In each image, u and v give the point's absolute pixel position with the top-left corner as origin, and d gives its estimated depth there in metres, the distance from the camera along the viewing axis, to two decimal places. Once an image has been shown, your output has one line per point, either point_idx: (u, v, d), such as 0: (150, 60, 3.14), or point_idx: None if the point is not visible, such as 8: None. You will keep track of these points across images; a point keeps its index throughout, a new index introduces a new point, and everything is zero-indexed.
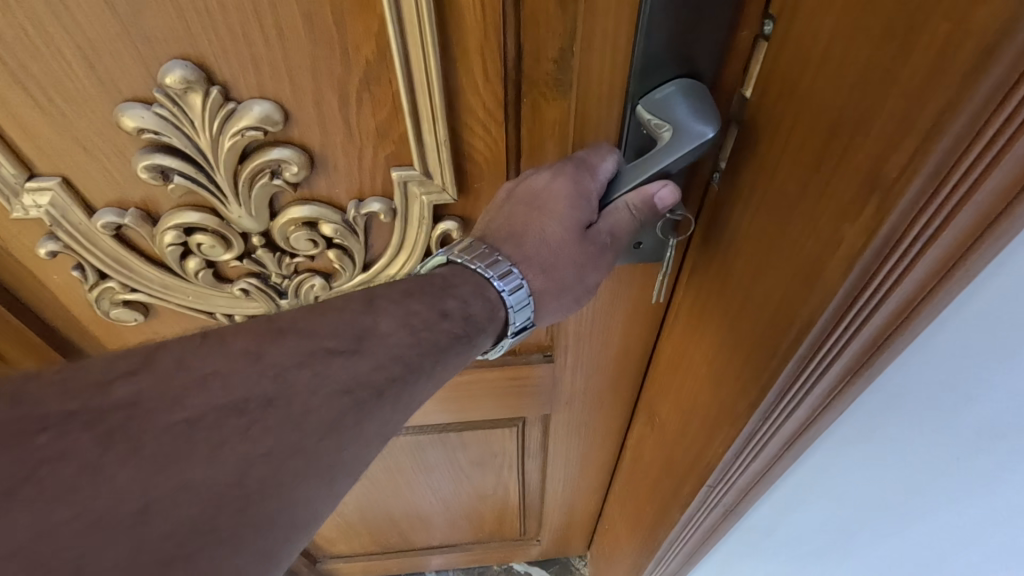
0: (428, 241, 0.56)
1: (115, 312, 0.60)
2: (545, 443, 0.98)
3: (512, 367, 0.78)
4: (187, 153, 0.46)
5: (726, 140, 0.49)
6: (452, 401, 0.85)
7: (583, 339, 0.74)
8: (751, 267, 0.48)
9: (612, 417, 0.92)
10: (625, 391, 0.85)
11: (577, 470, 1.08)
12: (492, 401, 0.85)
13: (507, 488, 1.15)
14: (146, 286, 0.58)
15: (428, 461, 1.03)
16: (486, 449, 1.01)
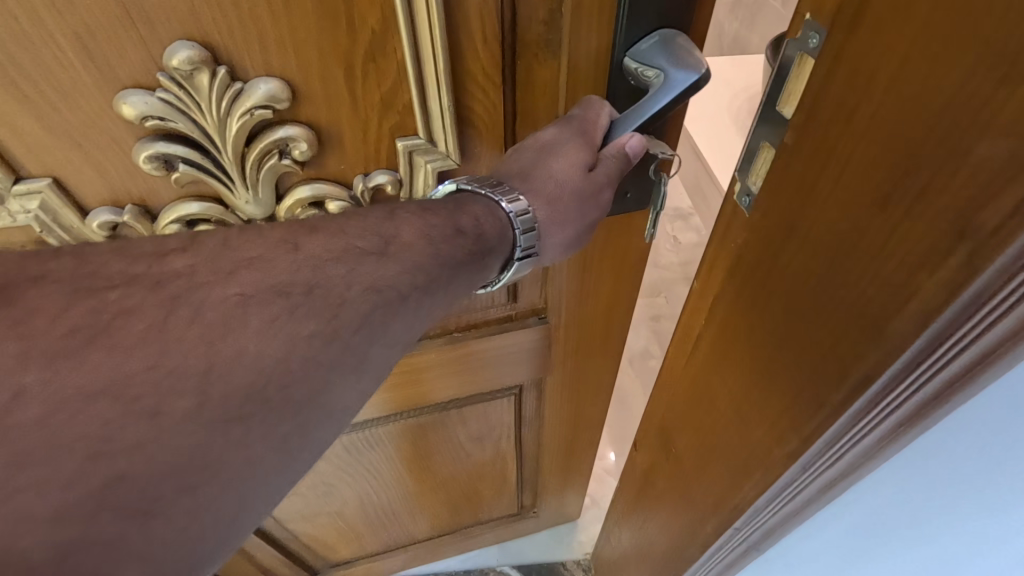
0: None
1: None
2: (541, 409, 0.99)
3: (511, 331, 0.79)
4: (193, 138, 0.43)
5: (756, 157, 0.41)
6: (454, 374, 0.85)
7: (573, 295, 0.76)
8: (779, 304, 0.41)
9: (595, 377, 0.95)
10: (603, 349, 0.89)
11: (574, 438, 1.10)
12: (492, 370, 0.86)
13: (505, 465, 1.14)
14: None
15: (426, 445, 1.01)
16: (486, 424, 1.01)
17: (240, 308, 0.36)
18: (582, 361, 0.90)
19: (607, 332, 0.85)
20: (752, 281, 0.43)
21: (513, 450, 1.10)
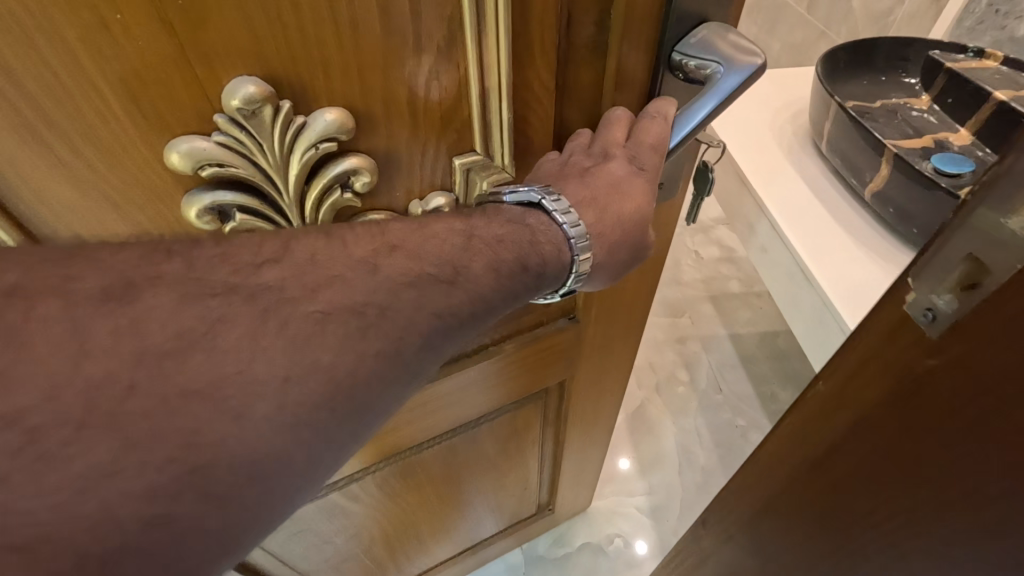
0: None
1: None
2: (562, 433, 0.79)
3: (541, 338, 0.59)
4: (247, 183, 0.32)
5: (944, 267, 0.25)
6: (447, 403, 0.59)
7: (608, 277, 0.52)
8: (976, 496, 0.27)
9: (609, 393, 0.77)
10: (618, 354, 0.70)
11: (593, 461, 0.92)
12: (515, 379, 0.63)
13: (530, 494, 0.91)
14: None
15: (412, 492, 0.72)
16: (491, 456, 0.75)
17: (321, 315, 0.27)
18: (592, 374, 0.71)
19: (626, 339, 0.68)
20: (905, 459, 0.29)
21: (524, 484, 0.86)
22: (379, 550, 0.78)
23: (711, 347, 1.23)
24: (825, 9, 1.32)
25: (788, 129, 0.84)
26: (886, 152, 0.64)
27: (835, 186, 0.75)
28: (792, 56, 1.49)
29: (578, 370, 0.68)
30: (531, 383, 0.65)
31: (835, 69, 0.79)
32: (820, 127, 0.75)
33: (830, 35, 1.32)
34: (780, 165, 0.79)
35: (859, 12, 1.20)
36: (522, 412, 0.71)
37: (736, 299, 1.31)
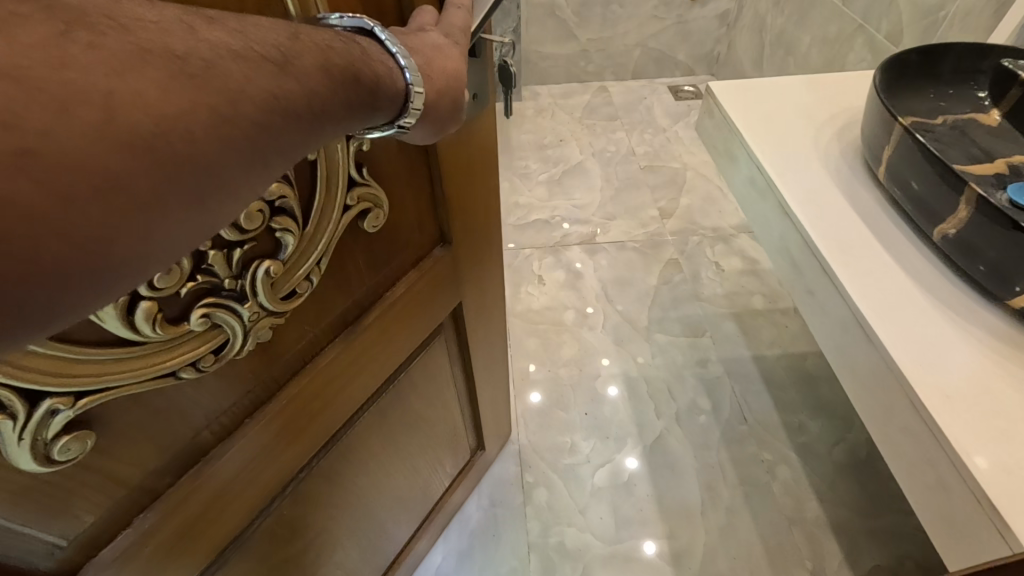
0: (344, 160, 0.41)
1: (63, 450, 0.32)
2: (469, 363, 0.78)
3: (420, 271, 0.57)
4: None
5: None
6: (357, 370, 0.56)
7: (444, 176, 0.53)
8: None
9: (487, 311, 0.77)
10: (482, 267, 0.70)
11: (503, 392, 0.93)
12: (410, 323, 0.60)
13: (460, 450, 0.89)
14: (110, 390, 0.33)
15: (349, 483, 0.65)
16: (414, 413, 0.72)
17: (141, 48, 0.21)
18: (471, 292, 0.70)
19: (482, 251, 0.68)
20: None
21: (450, 433, 0.84)
22: (332, 560, 0.70)
23: (735, 372, 1.15)
24: (865, 3, 1.23)
25: (834, 151, 0.75)
26: (968, 190, 0.54)
27: (892, 221, 0.66)
28: (824, 52, 1.39)
29: (460, 296, 0.68)
30: (424, 324, 0.63)
31: (895, 78, 0.68)
32: (878, 155, 0.67)
33: (868, 30, 1.23)
34: (825, 191, 0.70)
35: (905, 5, 1.11)
36: (428, 359, 0.69)
37: (761, 315, 1.25)
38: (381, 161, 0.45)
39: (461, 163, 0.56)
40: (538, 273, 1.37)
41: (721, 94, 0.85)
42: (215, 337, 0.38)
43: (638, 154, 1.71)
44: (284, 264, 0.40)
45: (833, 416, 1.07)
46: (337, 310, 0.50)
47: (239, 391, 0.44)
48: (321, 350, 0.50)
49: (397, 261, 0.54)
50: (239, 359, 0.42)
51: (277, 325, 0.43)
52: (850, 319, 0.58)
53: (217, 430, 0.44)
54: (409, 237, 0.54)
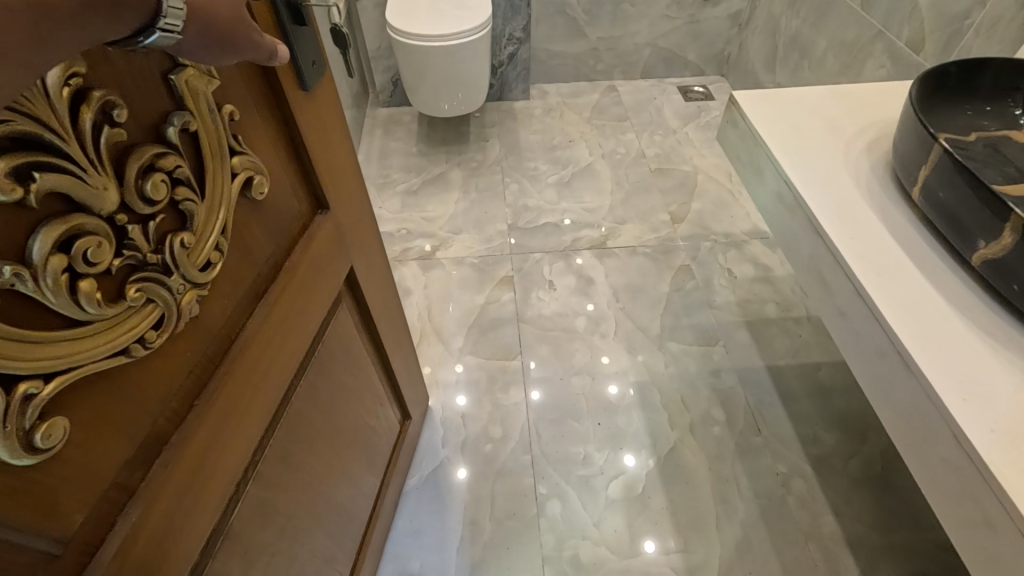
0: (218, 126, 0.40)
1: (47, 436, 0.30)
2: (373, 329, 0.78)
3: (312, 238, 0.57)
4: (26, 142, 0.27)
5: None
6: (283, 341, 0.54)
7: (308, 138, 0.53)
8: None
9: (378, 274, 0.77)
10: (363, 229, 0.70)
11: (411, 353, 0.95)
12: (317, 294, 0.59)
13: (385, 427, 0.88)
14: (76, 371, 0.31)
15: (304, 466, 0.63)
16: (342, 387, 0.70)
17: None
18: (359, 257, 0.70)
19: (359, 213, 0.68)
20: None
21: (375, 406, 0.83)
22: (308, 550, 0.67)
23: (748, 382, 1.14)
24: (886, 8, 1.21)
25: (864, 168, 0.74)
26: (1014, 218, 0.52)
27: (926, 241, 0.65)
28: (841, 57, 1.37)
29: (352, 259, 0.67)
30: (329, 292, 0.62)
31: (932, 93, 0.67)
32: (914, 175, 0.65)
33: (887, 35, 1.21)
34: (858, 206, 0.69)
35: (928, 11, 1.09)
36: (339, 328, 0.68)
37: (774, 325, 1.24)
38: (247, 128, 0.45)
39: (320, 129, 0.56)
40: (549, 278, 1.35)
41: (748, 107, 0.83)
42: (154, 312, 0.36)
43: (648, 156, 1.70)
44: (195, 234, 0.39)
45: (849, 428, 1.07)
46: (249, 281, 0.48)
47: (181, 371, 0.41)
48: (246, 324, 0.48)
49: (287, 230, 0.53)
50: (176, 336, 0.40)
51: (203, 298, 0.42)
52: (889, 346, 0.57)
53: (172, 416, 0.41)
54: (290, 206, 0.53)
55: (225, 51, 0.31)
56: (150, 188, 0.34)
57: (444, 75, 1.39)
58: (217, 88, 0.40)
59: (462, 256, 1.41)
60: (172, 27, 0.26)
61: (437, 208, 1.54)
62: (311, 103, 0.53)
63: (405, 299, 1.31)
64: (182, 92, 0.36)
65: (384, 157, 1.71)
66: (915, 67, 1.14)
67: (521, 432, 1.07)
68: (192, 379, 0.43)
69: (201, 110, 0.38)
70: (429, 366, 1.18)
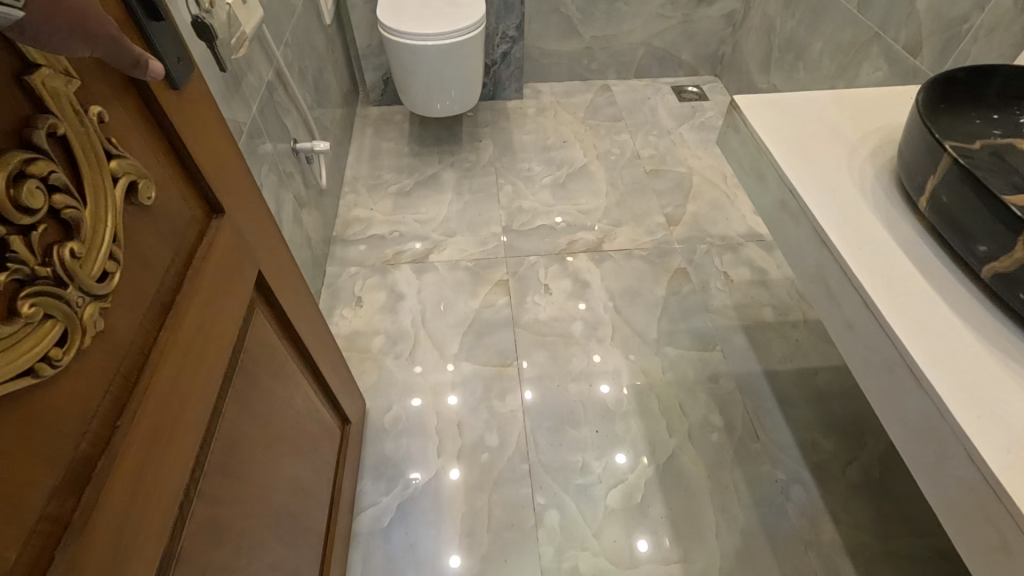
0: (87, 126, 0.36)
1: None
2: (291, 336, 0.72)
3: (218, 245, 0.52)
4: None
5: None
6: (207, 352, 0.49)
7: (187, 137, 0.47)
8: None
9: (289, 279, 0.71)
10: (268, 232, 0.63)
11: (338, 356, 0.90)
12: (232, 305, 0.54)
13: (323, 436, 0.84)
14: None
15: (247, 481, 0.59)
16: (272, 398, 0.66)
17: None
18: (266, 262, 0.63)
19: (260, 215, 0.61)
20: None
21: (307, 416, 0.78)
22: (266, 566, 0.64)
23: (745, 387, 1.13)
24: (883, 10, 1.20)
25: (869, 175, 0.73)
26: None
27: (933, 251, 0.64)
28: (837, 59, 1.36)
29: (259, 263, 0.61)
30: (243, 301, 0.57)
31: (940, 99, 0.66)
32: (920, 185, 0.64)
33: (884, 38, 1.20)
34: (863, 213, 0.68)
35: (926, 15, 1.08)
36: (259, 339, 0.63)
37: (771, 328, 1.24)
38: (120, 129, 0.40)
39: (203, 130, 0.50)
40: (544, 282, 1.33)
41: (751, 113, 0.81)
42: (55, 328, 0.33)
43: (643, 157, 1.68)
44: (84, 243, 0.35)
45: (846, 433, 1.06)
46: (152, 292, 0.43)
47: (95, 391, 0.37)
48: (161, 338, 0.44)
49: (184, 237, 0.48)
50: (83, 352, 0.36)
51: (105, 310, 0.38)
52: (898, 360, 0.56)
53: (94, 440, 0.37)
54: (188, 213, 0.48)
55: (75, 39, 0.31)
56: (25, 197, 0.31)
57: (436, 75, 1.36)
58: (79, 88, 0.36)
59: (456, 259, 1.38)
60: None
61: (430, 210, 1.51)
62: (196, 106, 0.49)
63: (398, 304, 1.28)
64: (41, 94, 0.33)
65: (376, 158, 1.67)
66: (912, 71, 1.14)
67: (518, 440, 1.06)
68: (109, 401, 0.38)
69: (64, 109, 0.34)
70: (424, 373, 1.16)
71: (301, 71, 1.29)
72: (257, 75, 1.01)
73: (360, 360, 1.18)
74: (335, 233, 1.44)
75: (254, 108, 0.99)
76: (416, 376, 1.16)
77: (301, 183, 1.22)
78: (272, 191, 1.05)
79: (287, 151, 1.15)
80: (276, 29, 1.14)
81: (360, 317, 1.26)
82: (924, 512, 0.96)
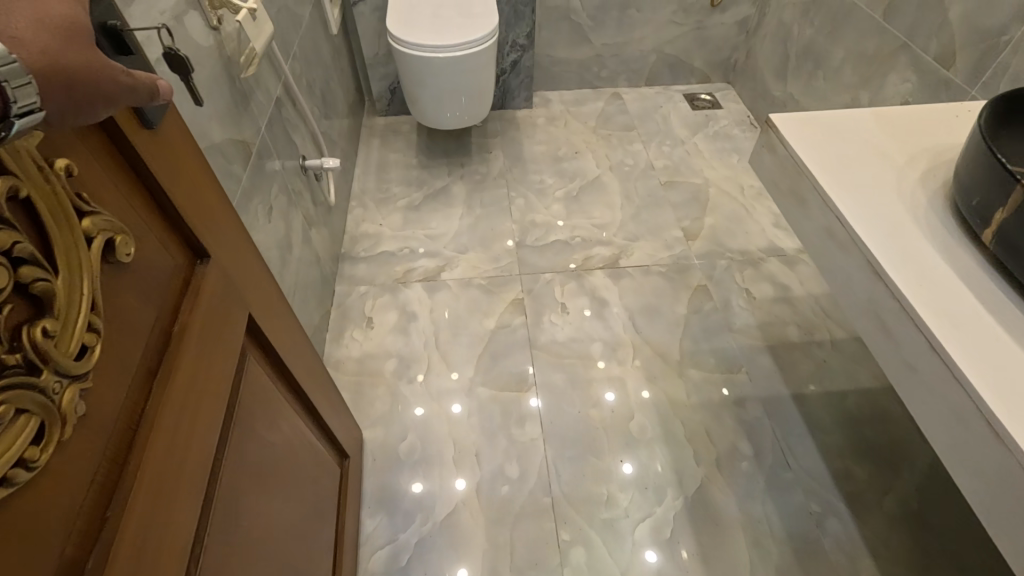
0: (53, 182, 0.31)
1: None
2: (285, 376, 0.68)
3: (205, 295, 0.47)
4: None
5: None
6: (200, 414, 0.45)
7: (165, 181, 0.43)
8: None
9: (282, 315, 0.66)
10: (256, 270, 0.59)
11: (331, 387, 0.86)
12: (222, 357, 0.50)
13: (323, 475, 0.80)
14: None
15: (249, 541, 0.55)
16: (269, 447, 0.61)
17: None
18: (257, 302, 0.59)
19: (247, 252, 0.57)
20: None
21: (306, 457, 0.74)
22: None
23: (773, 411, 1.09)
24: (910, 19, 1.16)
25: (921, 201, 0.69)
26: None
27: (996, 285, 0.60)
28: (860, 68, 1.32)
29: (249, 306, 0.56)
30: (233, 348, 0.52)
31: (1002, 121, 0.62)
32: (985, 215, 0.60)
33: (913, 48, 1.16)
34: (918, 242, 0.64)
35: (960, 25, 1.04)
36: (253, 385, 0.58)
37: (796, 349, 1.20)
38: (89, 180, 0.36)
39: (183, 171, 0.46)
40: (560, 300, 1.29)
41: (787, 134, 0.77)
42: (32, 422, 0.29)
43: (657, 168, 1.64)
44: (59, 318, 0.31)
45: (880, 461, 1.02)
46: (136, 358, 0.38)
47: (81, 481, 0.33)
48: (149, 408, 0.39)
49: (167, 290, 0.43)
50: (65, 441, 0.32)
51: (86, 391, 0.33)
52: (973, 411, 0.52)
53: (82, 537, 0.33)
54: (171, 264, 0.44)
55: (100, 105, 0.30)
56: None
57: (447, 87, 1.32)
58: (42, 142, 0.32)
59: (469, 277, 1.34)
60: (29, 108, 0.25)
61: (441, 225, 1.47)
62: (174, 147, 0.45)
63: (410, 325, 1.24)
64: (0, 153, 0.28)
65: (384, 170, 1.63)
66: (943, 83, 1.10)
67: (539, 470, 1.01)
68: (96, 490, 0.34)
69: (27, 167, 0.30)
70: (439, 398, 1.12)
71: (308, 85, 1.25)
72: (266, 91, 0.97)
73: (372, 385, 1.14)
74: (343, 249, 1.40)
75: (264, 126, 0.95)
76: (430, 401, 1.11)
77: (310, 201, 1.18)
78: (282, 212, 1.01)
79: (296, 169, 1.10)
80: (284, 42, 1.10)
81: (372, 339, 1.21)
82: (966, 546, 0.92)
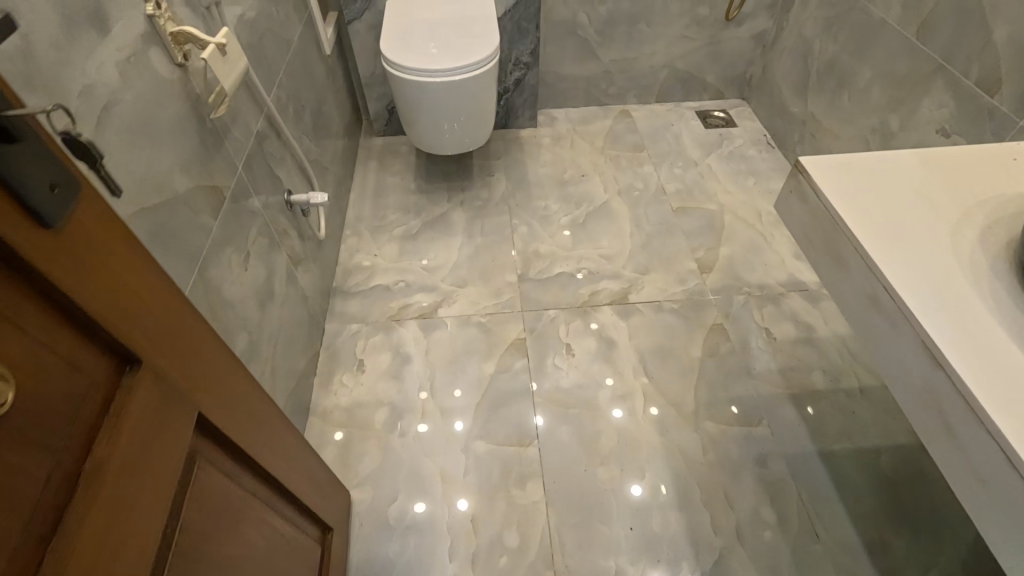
0: None
1: None
2: (251, 466, 0.60)
3: (126, 412, 0.39)
4: None
5: None
6: (119, 565, 0.37)
7: (70, 286, 0.35)
8: None
9: (247, 398, 0.58)
10: (210, 353, 0.50)
11: (313, 459, 0.78)
12: (154, 480, 0.42)
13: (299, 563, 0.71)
14: None
15: None
16: (226, 557, 0.53)
17: None
18: (210, 391, 0.51)
19: (197, 335, 0.49)
20: None
21: (277, 547, 0.66)
22: None
23: (799, 472, 1.00)
24: (948, 40, 1.06)
25: (982, 267, 0.60)
26: None
27: None
28: (890, 90, 1.22)
29: (197, 405, 0.48)
30: (174, 459, 0.45)
31: None
32: None
33: (951, 71, 1.06)
34: (984, 323, 0.55)
35: (1007, 48, 0.94)
36: (205, 492, 0.50)
37: (822, 398, 1.10)
38: None
39: (101, 267, 0.37)
40: (565, 340, 1.20)
41: (821, 181, 0.68)
42: None
43: (668, 192, 1.55)
44: None
45: (920, 533, 0.92)
46: (15, 527, 0.30)
47: None
48: None
49: (72, 420, 0.35)
50: None
51: None
52: None
53: None
54: (77, 387, 0.36)
55: None
56: None
57: (445, 113, 1.23)
58: None
59: (467, 314, 1.25)
60: None
61: (439, 256, 1.39)
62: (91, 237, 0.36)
63: (404, 369, 1.16)
64: None
65: (380, 195, 1.55)
66: (986, 110, 1.00)
67: (541, 540, 0.92)
68: None
69: None
70: (433, 453, 1.03)
71: (296, 112, 1.17)
72: (245, 126, 0.89)
73: (362, 438, 1.06)
74: (335, 283, 1.32)
75: (241, 165, 0.87)
76: (423, 457, 1.03)
77: (296, 238, 1.10)
78: (263, 256, 0.93)
79: (280, 206, 1.03)
80: (269, 69, 1.02)
81: (363, 385, 1.13)
82: None
